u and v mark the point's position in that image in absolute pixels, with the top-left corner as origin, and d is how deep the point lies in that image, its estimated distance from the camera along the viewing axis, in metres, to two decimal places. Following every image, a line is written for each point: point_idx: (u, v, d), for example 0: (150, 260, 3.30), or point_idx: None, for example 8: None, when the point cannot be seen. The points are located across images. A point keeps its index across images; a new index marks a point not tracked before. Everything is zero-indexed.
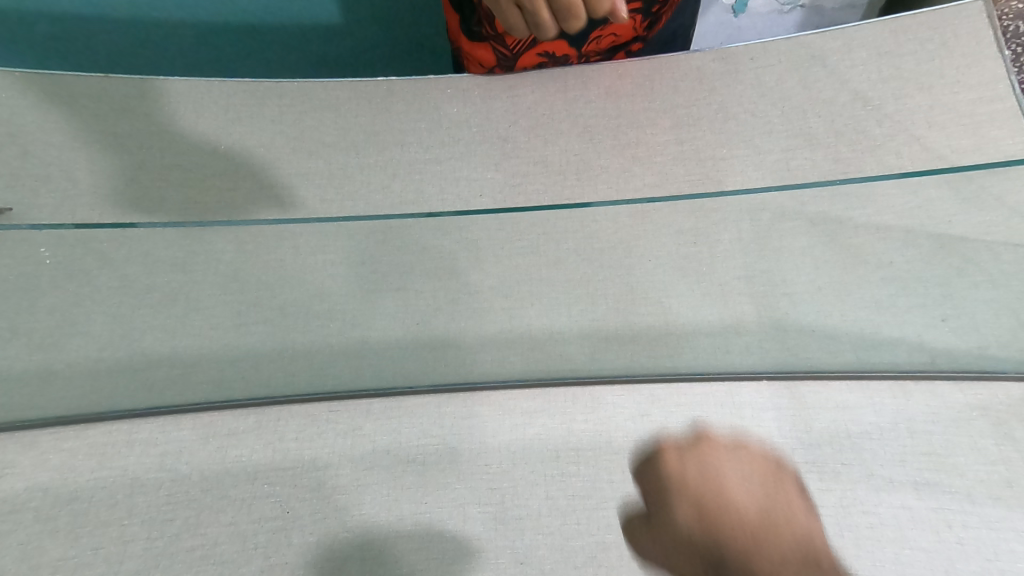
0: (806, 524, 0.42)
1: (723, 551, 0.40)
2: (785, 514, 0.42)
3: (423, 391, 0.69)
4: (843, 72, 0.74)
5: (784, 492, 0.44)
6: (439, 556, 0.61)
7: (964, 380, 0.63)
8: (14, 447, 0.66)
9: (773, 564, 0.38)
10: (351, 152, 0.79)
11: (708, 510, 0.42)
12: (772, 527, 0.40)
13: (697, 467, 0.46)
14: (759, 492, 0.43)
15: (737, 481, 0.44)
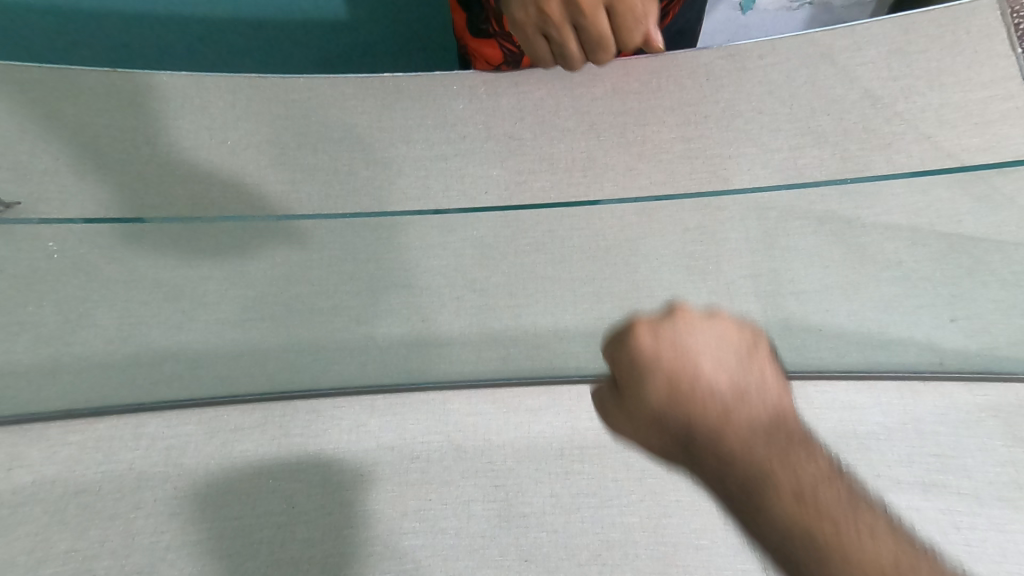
0: (780, 395, 0.38)
1: (692, 426, 0.36)
2: (759, 386, 0.38)
3: (432, 388, 0.74)
4: (852, 68, 0.68)
5: (759, 364, 0.40)
6: (457, 549, 0.66)
7: (974, 382, 0.67)
8: (25, 440, 0.69)
9: (745, 440, 0.34)
10: (355, 149, 0.72)
11: (678, 387, 0.38)
12: (745, 400, 0.36)
13: (661, 337, 0.41)
14: (733, 363, 0.39)
15: (707, 351, 0.39)
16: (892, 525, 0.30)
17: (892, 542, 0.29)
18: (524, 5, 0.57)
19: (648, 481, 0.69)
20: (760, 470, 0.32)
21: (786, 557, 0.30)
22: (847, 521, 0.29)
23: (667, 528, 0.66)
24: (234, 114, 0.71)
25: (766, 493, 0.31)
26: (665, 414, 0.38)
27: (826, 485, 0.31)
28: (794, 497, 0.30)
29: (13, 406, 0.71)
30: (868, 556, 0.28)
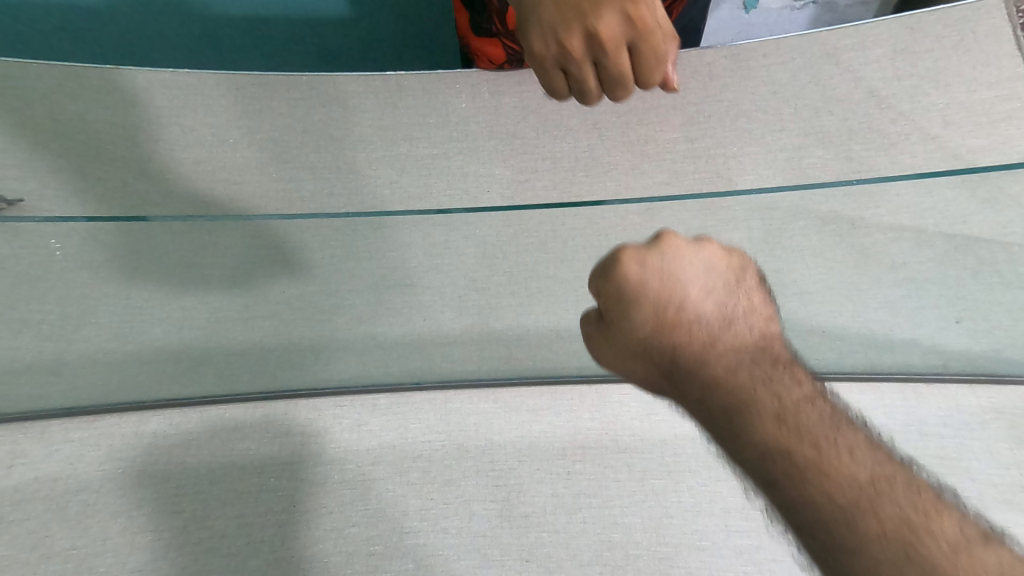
0: (757, 324, 0.42)
1: (677, 352, 0.40)
2: (746, 318, 0.42)
3: (432, 387, 0.75)
4: (857, 68, 0.66)
5: (745, 301, 0.44)
6: (463, 546, 0.68)
7: (977, 383, 0.70)
8: (28, 438, 0.71)
9: (735, 363, 0.37)
10: (355, 145, 0.69)
11: (667, 313, 0.42)
12: (733, 330, 0.40)
13: (647, 265, 0.45)
14: (722, 298, 0.43)
15: (691, 282, 0.44)
16: (860, 439, 0.33)
17: (866, 457, 0.31)
18: (543, 34, 0.49)
19: (651, 480, 0.70)
20: (749, 392, 0.35)
21: (766, 471, 0.32)
22: (822, 437, 0.32)
23: (669, 528, 0.68)
24: (235, 110, 0.67)
25: (747, 412, 0.34)
26: (651, 341, 0.42)
27: (803, 408, 0.34)
28: (776, 421, 0.33)
29: (17, 402, 0.73)
30: (843, 468, 0.31)
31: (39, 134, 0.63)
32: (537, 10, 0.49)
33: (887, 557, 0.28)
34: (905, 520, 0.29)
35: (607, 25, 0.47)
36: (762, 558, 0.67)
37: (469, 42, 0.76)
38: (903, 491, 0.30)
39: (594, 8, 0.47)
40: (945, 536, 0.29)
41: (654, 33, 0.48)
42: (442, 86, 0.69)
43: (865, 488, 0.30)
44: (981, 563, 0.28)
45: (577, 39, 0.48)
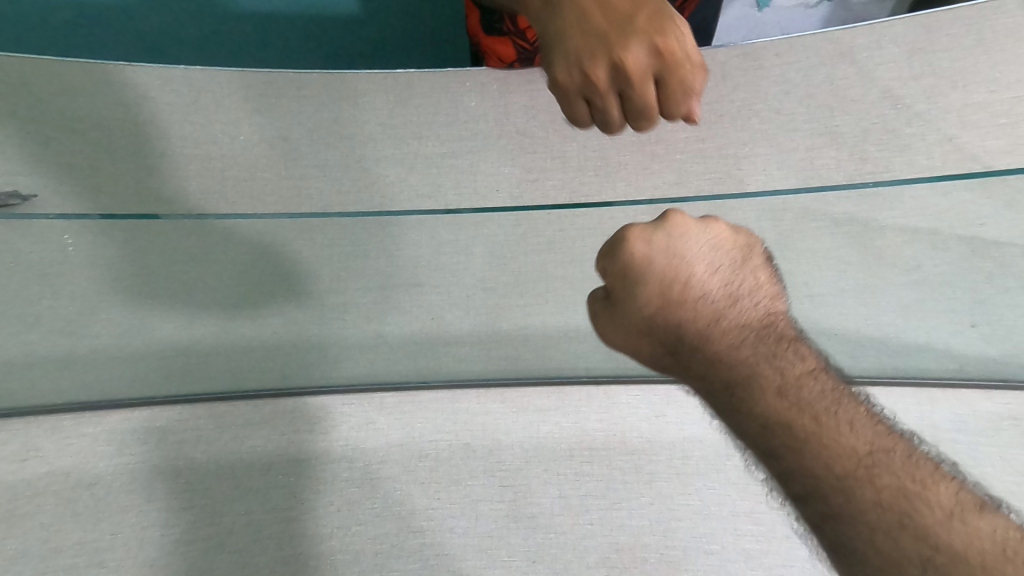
0: (763, 300, 0.48)
1: (684, 330, 0.46)
2: (747, 292, 0.48)
3: (439, 388, 0.78)
4: (872, 68, 0.62)
5: (748, 274, 0.50)
6: (475, 543, 0.71)
7: (991, 388, 0.74)
8: (41, 432, 0.75)
9: (734, 335, 0.45)
10: (360, 143, 0.65)
11: (674, 291, 0.46)
12: (735, 306, 0.47)
13: (655, 244, 0.47)
14: (726, 273, 0.48)
15: (696, 258, 0.47)
16: (857, 412, 0.40)
17: (861, 427, 0.38)
18: (568, 63, 0.45)
19: (657, 483, 0.73)
20: (748, 366, 0.43)
21: (768, 440, 0.39)
22: (822, 411, 0.39)
23: (676, 532, 0.71)
24: (246, 108, 0.63)
25: (753, 389, 0.41)
26: (660, 318, 0.46)
27: (804, 383, 0.41)
28: (777, 393, 0.41)
29: (36, 395, 0.77)
30: (841, 442, 0.37)
31: (50, 130, 0.60)
32: (564, 39, 0.45)
33: (878, 519, 0.34)
34: (901, 491, 0.35)
35: (635, 57, 0.44)
36: (770, 562, 0.69)
37: (480, 42, 0.75)
38: (897, 465, 0.36)
39: (621, 38, 0.44)
40: (940, 504, 0.34)
41: (683, 67, 0.44)
42: (451, 84, 0.64)
43: (864, 463, 0.36)
44: (977, 530, 0.33)
45: (604, 69, 0.44)
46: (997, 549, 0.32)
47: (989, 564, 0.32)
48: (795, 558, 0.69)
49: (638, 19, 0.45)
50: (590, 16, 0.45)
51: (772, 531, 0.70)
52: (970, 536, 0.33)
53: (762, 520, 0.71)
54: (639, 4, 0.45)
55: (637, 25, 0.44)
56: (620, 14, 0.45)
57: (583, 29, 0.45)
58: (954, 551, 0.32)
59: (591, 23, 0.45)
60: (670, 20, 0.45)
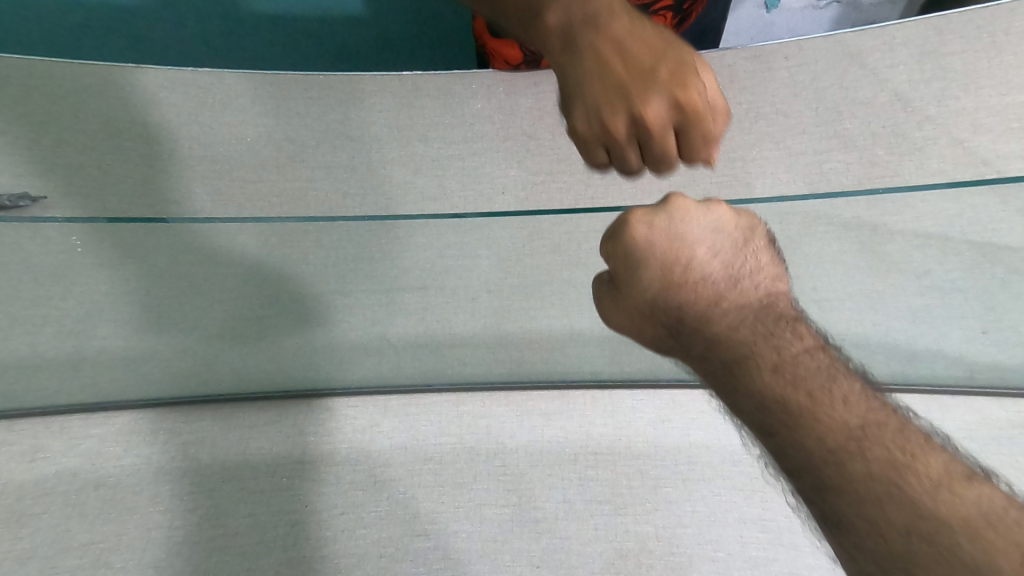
0: (763, 282, 0.45)
1: (684, 311, 0.43)
2: (747, 275, 0.45)
3: (443, 391, 0.79)
4: (883, 70, 0.62)
5: (749, 256, 0.47)
6: (479, 548, 0.71)
7: (1007, 397, 0.74)
8: (50, 433, 0.76)
9: (732, 315, 0.42)
10: (367, 144, 0.65)
11: (674, 274, 0.44)
12: (735, 287, 0.44)
13: (655, 227, 0.45)
14: (726, 254, 0.45)
15: (698, 240, 0.45)
16: (853, 387, 0.37)
17: (856, 401, 0.36)
18: (587, 114, 0.39)
19: (663, 489, 0.72)
20: (745, 344, 0.40)
21: (763, 419, 0.37)
22: (817, 386, 0.36)
23: (682, 539, 0.70)
24: (255, 108, 0.63)
25: (749, 366, 0.38)
26: (660, 301, 0.44)
27: (801, 360, 0.38)
28: (772, 369, 0.38)
29: (44, 395, 0.78)
30: (833, 417, 0.35)
31: (60, 135, 0.60)
32: (582, 89, 0.39)
33: (867, 490, 0.32)
34: (892, 462, 0.33)
35: (656, 113, 0.38)
36: (776, 570, 0.68)
37: (486, 44, 0.75)
38: (889, 437, 0.34)
39: (642, 93, 0.37)
40: (928, 473, 0.32)
41: (705, 120, 0.39)
42: (458, 86, 0.65)
43: (855, 435, 0.34)
44: (965, 499, 0.31)
45: (624, 123, 0.39)
46: (987, 517, 0.30)
47: (975, 532, 0.30)
48: (803, 565, 0.68)
49: (660, 70, 0.38)
50: (609, 63, 0.38)
51: (780, 538, 0.69)
52: (958, 505, 0.31)
53: (771, 527, 0.70)
54: (662, 51, 0.38)
55: (660, 77, 0.37)
56: (642, 62, 0.38)
57: (602, 77, 0.38)
58: (940, 518, 0.30)
59: (611, 70, 0.38)
60: (695, 69, 0.38)
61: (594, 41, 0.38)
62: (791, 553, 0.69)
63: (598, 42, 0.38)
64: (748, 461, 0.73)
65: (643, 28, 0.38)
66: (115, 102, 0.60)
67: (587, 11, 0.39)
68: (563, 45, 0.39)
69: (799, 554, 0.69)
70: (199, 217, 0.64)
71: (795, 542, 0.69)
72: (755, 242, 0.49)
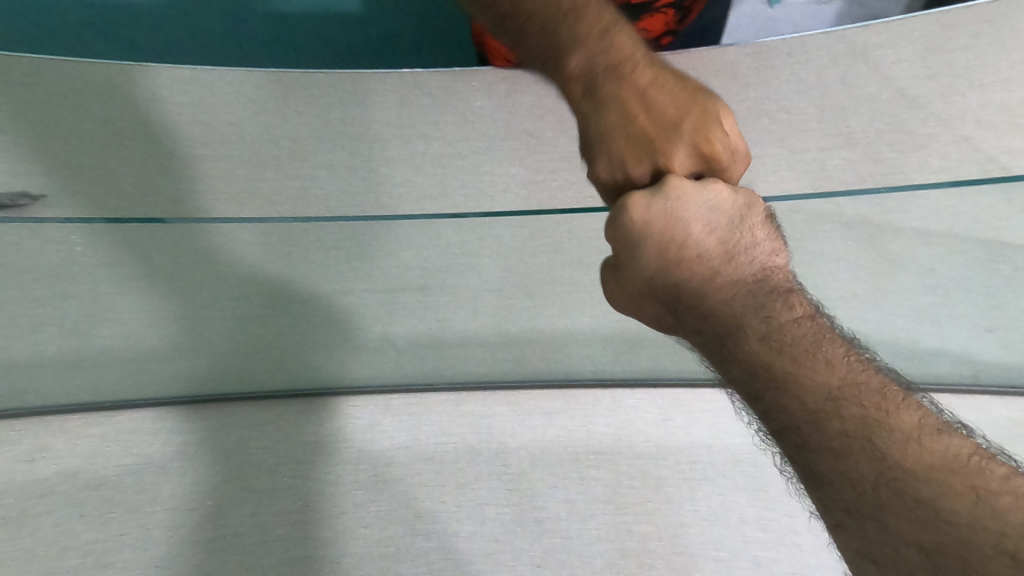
0: (763, 256, 0.41)
1: (680, 290, 0.40)
2: (747, 248, 0.41)
3: (447, 389, 0.80)
4: (889, 64, 0.53)
5: (750, 229, 0.40)
6: (480, 547, 0.71)
7: (985, 392, 0.79)
8: (51, 432, 0.78)
9: (729, 295, 0.39)
10: (354, 145, 0.59)
11: (675, 254, 0.39)
12: (733, 261, 0.40)
13: (653, 203, 0.38)
14: (725, 226, 0.39)
15: (698, 215, 0.39)
16: (838, 350, 0.37)
17: (838, 364, 0.36)
18: (611, 165, 0.42)
19: (666, 488, 0.72)
20: (735, 319, 0.38)
21: (751, 385, 0.36)
22: (802, 351, 0.36)
23: (684, 538, 0.70)
24: (252, 107, 0.55)
25: (738, 335, 0.38)
26: (659, 280, 0.40)
27: (789, 328, 0.38)
28: (761, 338, 0.37)
29: (46, 395, 0.79)
30: (814, 379, 0.35)
31: (47, 137, 0.55)
32: (606, 140, 0.42)
33: (842, 445, 0.32)
34: (865, 419, 0.33)
35: (677, 163, 0.41)
36: (778, 570, 0.68)
37: (485, 41, 0.75)
38: (865, 395, 0.34)
39: (665, 145, 0.41)
40: (898, 428, 0.33)
41: (727, 166, 0.42)
42: (460, 82, 0.54)
43: (832, 395, 0.34)
44: (932, 451, 0.31)
45: (647, 173, 0.42)
46: (955, 467, 0.31)
47: (939, 480, 0.30)
48: (805, 565, 0.68)
49: (684, 121, 0.41)
50: (633, 116, 0.41)
51: (782, 537, 0.69)
52: (925, 457, 0.31)
53: (773, 527, 0.70)
54: (684, 103, 0.41)
55: (682, 129, 0.41)
56: (665, 115, 0.41)
57: (627, 130, 0.41)
58: (906, 468, 0.31)
59: (635, 123, 0.41)
60: (718, 117, 0.41)
61: (619, 94, 0.41)
62: (793, 551, 0.69)
63: (624, 94, 0.41)
64: (750, 460, 0.73)
65: (665, 80, 0.41)
66: (106, 104, 0.53)
67: (612, 64, 0.41)
68: (589, 95, 0.42)
69: (801, 553, 0.69)
70: (200, 218, 0.65)
71: (797, 541, 0.69)
72: (762, 201, 0.43)
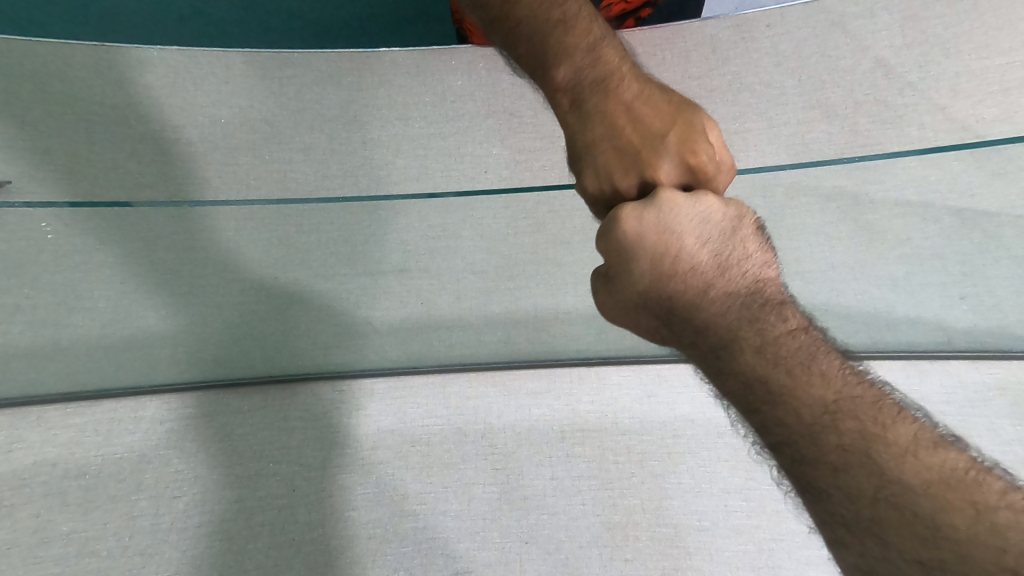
0: (757, 266, 0.39)
1: (673, 303, 0.38)
2: (740, 260, 0.39)
3: (428, 372, 0.78)
4: (862, 39, 0.57)
5: (742, 241, 0.40)
6: (467, 525, 0.71)
7: (982, 360, 0.75)
8: (25, 423, 0.74)
9: (721, 307, 0.37)
10: (339, 124, 0.63)
11: (666, 266, 0.38)
12: (726, 274, 0.38)
13: (644, 218, 0.38)
14: (717, 240, 0.39)
15: (689, 228, 0.39)
16: (833, 363, 0.35)
17: (834, 377, 0.34)
18: (598, 177, 0.43)
19: (650, 463, 0.73)
20: (730, 333, 0.36)
21: (747, 398, 0.34)
22: (798, 364, 0.34)
23: (668, 510, 0.71)
24: (228, 91, 0.60)
25: (734, 349, 0.35)
26: (653, 294, 0.39)
27: (785, 341, 0.35)
28: (755, 351, 0.35)
29: (14, 385, 0.75)
30: (809, 392, 0.33)
31: (25, 120, 0.57)
32: (594, 151, 0.43)
33: (839, 460, 0.31)
34: (863, 433, 0.31)
35: (664, 175, 0.41)
36: (760, 537, 0.69)
37: (464, 19, 0.73)
38: (862, 409, 0.32)
39: (651, 157, 0.41)
40: (896, 442, 0.31)
41: (715, 179, 0.41)
42: (435, 62, 0.61)
43: (829, 409, 0.32)
44: (931, 465, 0.30)
45: (634, 185, 0.42)
46: (953, 482, 0.29)
47: (938, 495, 0.28)
48: (786, 532, 0.69)
49: (669, 135, 0.41)
50: (619, 127, 0.42)
51: (763, 506, 0.71)
52: (924, 470, 0.29)
53: (754, 498, 0.71)
54: (669, 116, 0.42)
55: (668, 141, 0.41)
56: (651, 127, 0.42)
57: (613, 142, 0.42)
58: (905, 482, 0.29)
59: (621, 134, 0.42)
60: (703, 130, 0.41)
61: (604, 105, 0.43)
62: (774, 520, 0.70)
63: (610, 106, 0.43)
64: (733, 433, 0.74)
65: (651, 95, 0.43)
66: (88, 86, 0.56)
67: (599, 79, 0.44)
68: (577, 106, 0.44)
69: (781, 522, 0.70)
70: (191, 200, 0.64)
71: (777, 509, 0.70)
72: (753, 211, 0.42)
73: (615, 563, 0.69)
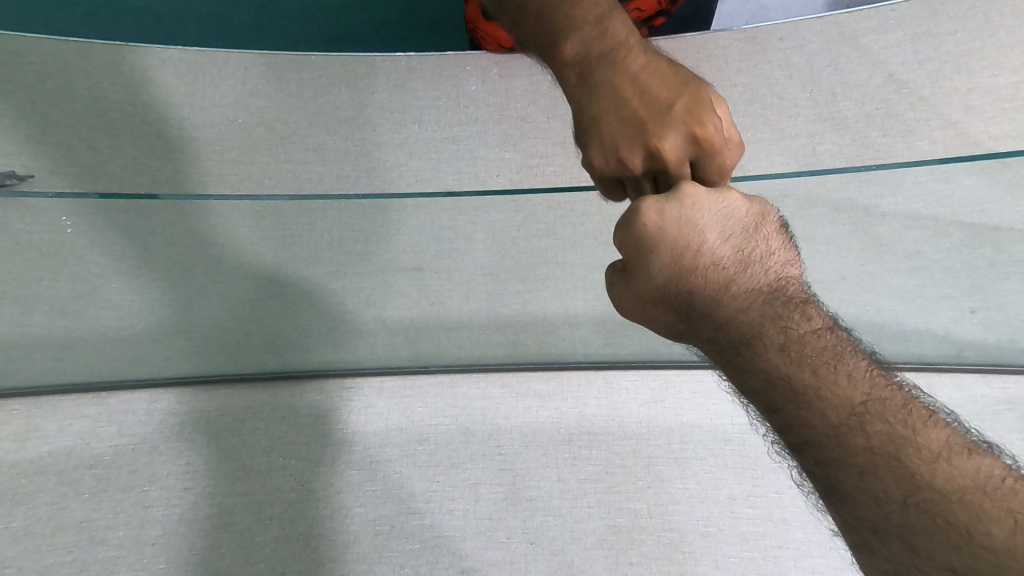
0: (779, 267, 0.40)
1: (693, 298, 0.39)
2: (763, 258, 0.40)
3: (437, 372, 0.80)
4: (877, 52, 0.58)
5: (764, 239, 0.41)
6: (472, 524, 0.72)
7: (992, 374, 0.76)
8: (42, 412, 0.76)
9: (744, 303, 0.38)
10: (348, 125, 0.63)
11: (685, 260, 0.39)
12: (749, 271, 0.39)
13: (664, 211, 0.39)
14: (739, 236, 0.40)
15: (711, 224, 0.39)
16: (859, 363, 0.36)
17: (859, 378, 0.34)
18: (604, 151, 0.44)
19: (656, 468, 0.74)
20: (752, 328, 0.37)
21: (769, 397, 0.35)
22: (822, 363, 0.35)
23: (673, 515, 0.72)
24: (242, 90, 0.60)
25: (756, 346, 0.36)
26: (671, 288, 0.40)
27: (809, 340, 0.36)
28: (779, 349, 0.36)
29: (31, 374, 0.77)
30: (835, 392, 0.33)
31: (52, 118, 0.58)
32: (599, 125, 0.44)
33: (867, 462, 0.31)
34: (891, 436, 0.31)
35: (669, 145, 0.41)
36: (766, 545, 0.70)
37: (478, 27, 0.75)
38: (891, 412, 0.32)
39: (657, 127, 0.41)
40: (926, 446, 0.31)
41: (722, 154, 0.42)
42: (451, 66, 0.62)
43: (856, 410, 0.33)
44: (965, 471, 0.30)
45: (640, 158, 0.42)
46: (988, 489, 0.29)
47: (974, 503, 0.28)
48: (792, 539, 0.70)
49: (676, 105, 0.42)
50: (625, 98, 0.43)
51: (770, 512, 0.71)
52: (958, 476, 0.29)
53: (759, 506, 0.71)
54: (676, 87, 0.43)
55: (674, 111, 0.42)
56: (657, 97, 0.42)
57: (619, 113, 0.43)
58: (937, 487, 0.29)
59: (626, 105, 0.43)
60: (711, 103, 0.42)
61: (611, 77, 0.44)
62: (777, 528, 0.70)
63: (616, 77, 0.44)
64: (739, 442, 0.74)
65: (658, 67, 0.44)
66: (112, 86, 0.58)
67: (607, 51, 0.45)
68: (584, 79, 0.45)
69: (786, 529, 0.70)
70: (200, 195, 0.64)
71: (783, 517, 0.71)
72: (776, 209, 0.43)
73: (619, 566, 0.70)
